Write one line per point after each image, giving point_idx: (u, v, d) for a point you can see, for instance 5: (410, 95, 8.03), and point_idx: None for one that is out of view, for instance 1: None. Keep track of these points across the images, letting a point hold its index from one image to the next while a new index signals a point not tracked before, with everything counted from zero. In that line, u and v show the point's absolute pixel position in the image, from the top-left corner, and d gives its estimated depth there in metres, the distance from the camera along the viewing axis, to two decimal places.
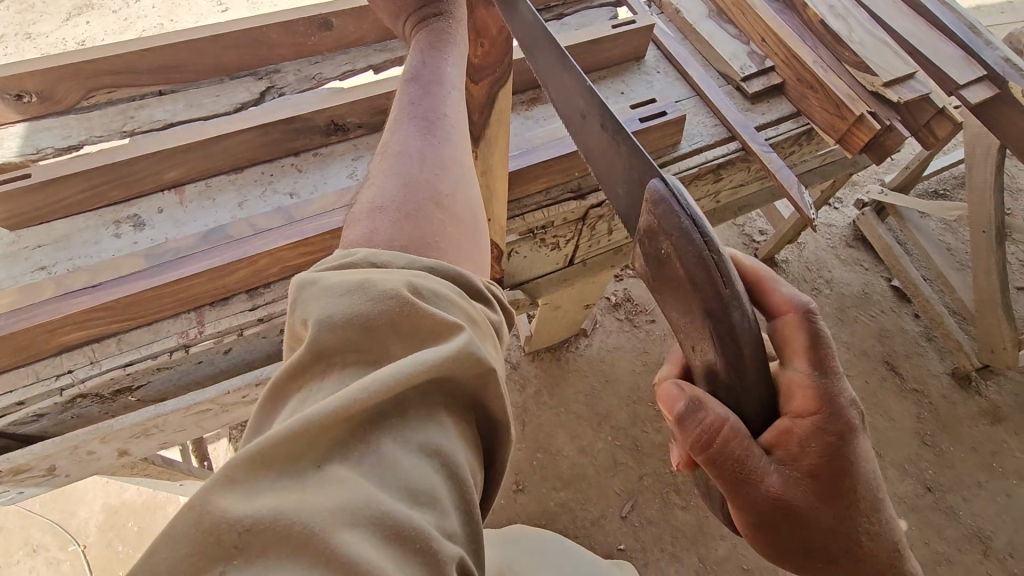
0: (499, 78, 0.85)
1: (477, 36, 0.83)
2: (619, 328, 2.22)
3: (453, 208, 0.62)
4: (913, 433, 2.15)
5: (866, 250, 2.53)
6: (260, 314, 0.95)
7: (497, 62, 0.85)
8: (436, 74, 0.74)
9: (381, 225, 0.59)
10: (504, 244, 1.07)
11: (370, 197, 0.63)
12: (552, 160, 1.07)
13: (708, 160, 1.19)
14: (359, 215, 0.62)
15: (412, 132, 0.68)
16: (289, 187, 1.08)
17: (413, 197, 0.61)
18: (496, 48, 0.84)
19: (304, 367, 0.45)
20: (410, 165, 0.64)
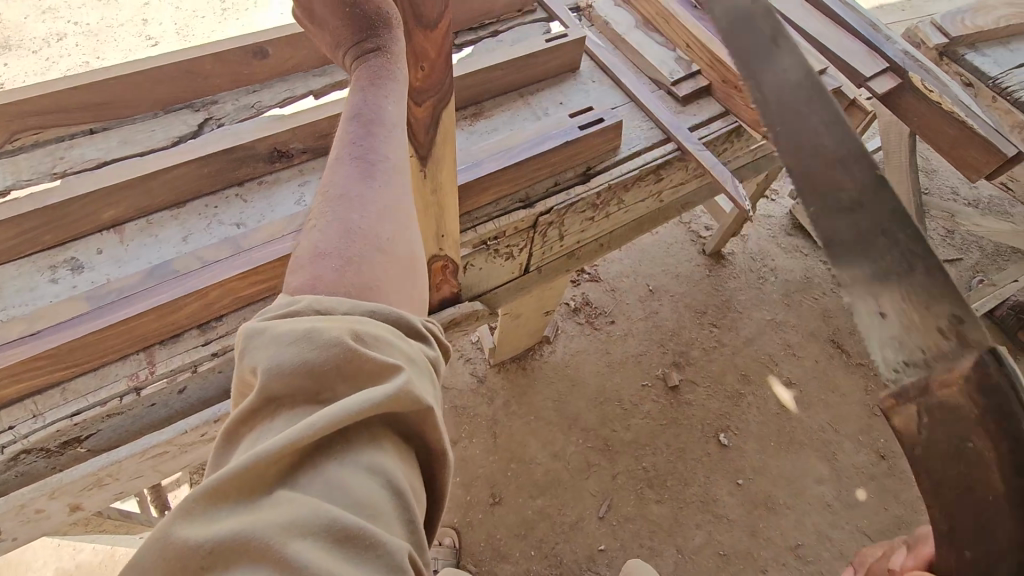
0: (443, 100, 0.85)
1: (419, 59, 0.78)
2: (580, 332, 2.26)
3: (395, 249, 0.62)
4: (864, 405, 2.27)
5: (803, 237, 2.67)
6: (213, 348, 0.93)
7: (439, 85, 0.83)
8: (378, 111, 0.68)
9: (327, 269, 0.58)
10: (458, 257, 1.10)
11: (310, 241, 0.62)
12: (500, 170, 1.10)
13: (648, 161, 1.27)
14: (300, 258, 0.61)
15: (353, 177, 0.65)
16: (235, 217, 1.06)
17: (356, 241, 0.61)
18: (436, 71, 0.81)
19: (255, 413, 0.45)
20: (351, 212, 0.63)
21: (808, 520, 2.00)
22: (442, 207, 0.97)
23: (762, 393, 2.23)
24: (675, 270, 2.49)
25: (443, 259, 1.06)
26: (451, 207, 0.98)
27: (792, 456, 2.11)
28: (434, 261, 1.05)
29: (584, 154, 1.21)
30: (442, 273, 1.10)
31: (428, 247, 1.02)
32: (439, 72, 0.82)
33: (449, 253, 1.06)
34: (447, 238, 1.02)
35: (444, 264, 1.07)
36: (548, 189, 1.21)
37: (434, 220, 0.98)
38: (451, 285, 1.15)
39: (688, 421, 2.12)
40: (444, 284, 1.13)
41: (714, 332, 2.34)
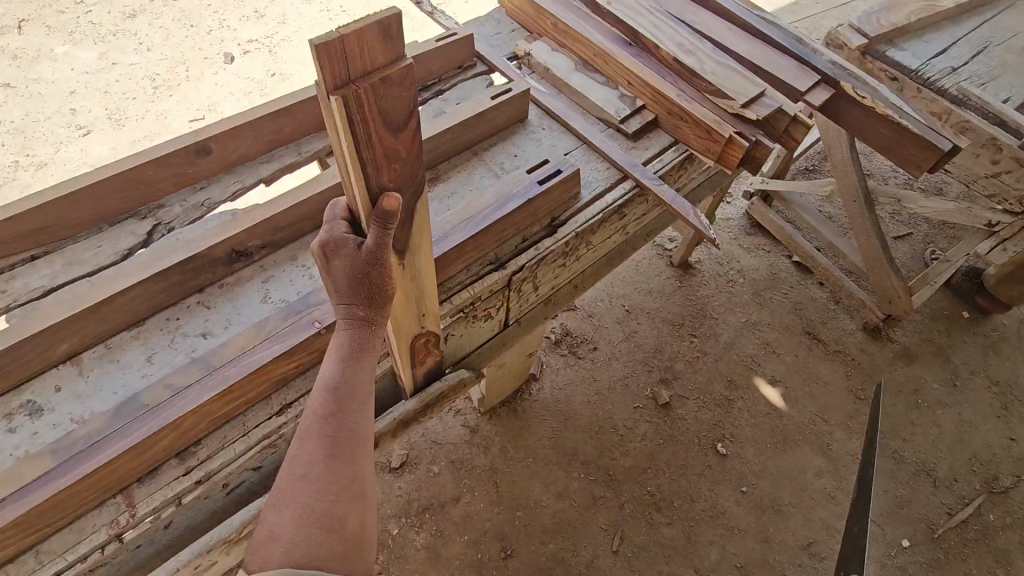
0: (415, 194, 0.77)
1: (389, 162, 0.69)
2: (565, 364, 2.26)
3: (348, 528, 0.68)
4: (848, 391, 2.32)
5: (762, 235, 2.75)
6: (197, 476, 0.88)
7: (411, 175, 0.74)
8: (353, 388, 0.76)
9: (278, 553, 0.64)
10: (439, 327, 1.07)
11: (269, 518, 0.68)
12: (468, 239, 1.09)
13: (610, 203, 1.28)
14: (259, 536, 0.67)
15: (317, 455, 0.71)
16: (200, 327, 1.02)
17: (313, 525, 0.66)
18: (408, 166, 0.73)
19: None
20: (311, 494, 0.68)
21: (816, 516, 2.02)
22: (421, 291, 0.94)
23: (750, 396, 2.26)
24: (648, 286, 2.52)
25: (424, 337, 1.04)
26: (428, 285, 0.95)
27: (789, 454, 2.14)
28: (417, 339, 1.03)
29: (547, 206, 1.21)
30: (426, 349, 1.08)
31: (410, 329, 0.99)
32: (412, 169, 0.73)
33: (430, 329, 1.04)
34: (427, 316, 1.00)
35: (425, 341, 1.05)
36: (517, 246, 1.20)
37: (414, 306, 0.95)
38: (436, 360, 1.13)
39: (684, 436, 2.13)
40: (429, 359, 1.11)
41: (695, 342, 2.37)
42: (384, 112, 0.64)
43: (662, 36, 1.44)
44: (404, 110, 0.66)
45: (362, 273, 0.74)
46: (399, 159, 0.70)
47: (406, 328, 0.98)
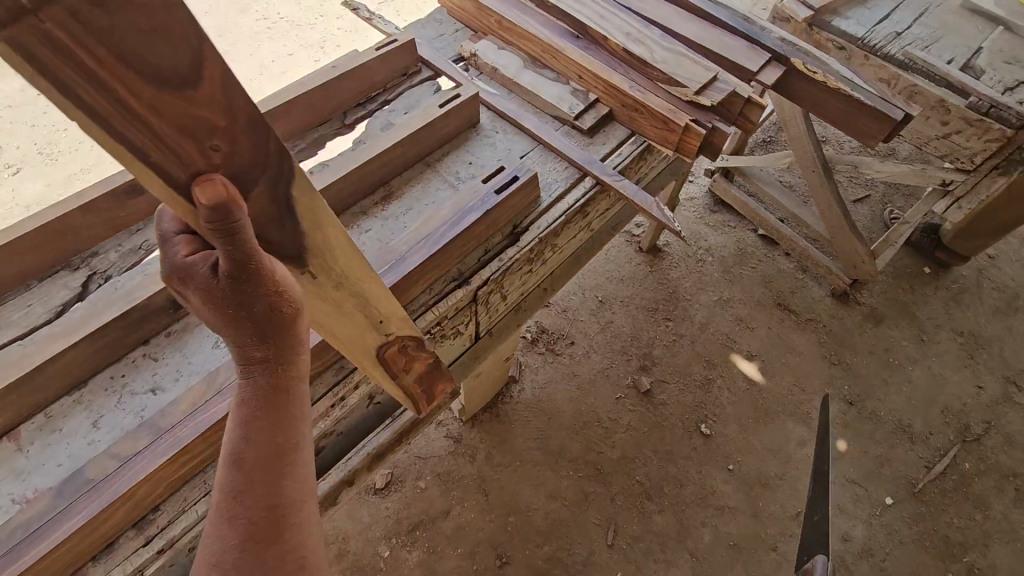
0: (268, 167, 0.57)
1: (195, 133, 0.49)
2: (544, 362, 2.23)
3: None
4: (822, 358, 2.36)
5: (726, 211, 2.76)
6: (160, 544, 0.83)
7: (247, 142, 0.53)
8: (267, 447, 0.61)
9: None
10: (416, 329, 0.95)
11: None
12: (427, 259, 1.04)
13: (571, 204, 1.25)
14: None
15: (230, 541, 0.58)
16: (149, 382, 0.96)
17: None
18: (238, 133, 0.52)
19: None
20: None
21: (802, 485, 2.05)
22: (367, 294, 0.81)
23: (729, 374, 2.27)
24: (620, 274, 2.51)
25: (398, 347, 0.93)
26: (371, 282, 0.81)
27: (771, 427, 2.16)
28: (388, 349, 0.92)
29: (507, 214, 1.17)
30: (413, 364, 0.99)
31: (375, 341, 0.89)
32: (251, 143, 0.54)
33: (402, 335, 0.93)
34: (387, 319, 0.88)
35: (404, 351, 0.95)
36: (479, 259, 1.16)
37: (361, 314, 0.83)
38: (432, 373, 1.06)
39: (668, 422, 2.13)
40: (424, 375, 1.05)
41: (670, 326, 2.38)
42: (161, 74, 0.44)
43: (610, 26, 1.40)
44: (183, 53, 0.45)
45: (233, 307, 0.56)
46: (221, 132, 0.51)
47: (365, 342, 0.88)
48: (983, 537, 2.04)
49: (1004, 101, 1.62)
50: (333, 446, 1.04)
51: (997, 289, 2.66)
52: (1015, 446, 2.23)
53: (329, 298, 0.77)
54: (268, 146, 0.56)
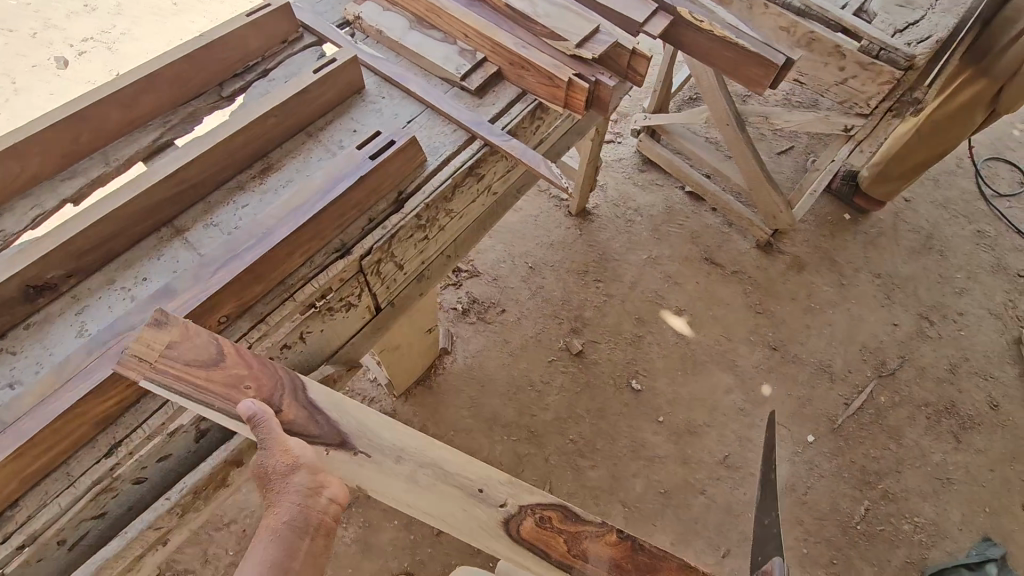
0: (287, 390, 0.88)
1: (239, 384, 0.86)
2: (476, 332, 2.25)
3: None
4: (747, 308, 2.43)
5: (655, 170, 2.78)
6: (17, 540, 0.81)
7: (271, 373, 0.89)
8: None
9: None
10: (553, 502, 0.86)
11: None
12: (299, 229, 1.02)
13: (459, 166, 1.23)
14: None
15: None
16: (6, 377, 0.91)
17: None
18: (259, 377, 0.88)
19: None
20: None
21: (729, 430, 2.14)
22: (438, 462, 0.88)
23: (658, 329, 2.33)
24: (550, 239, 2.52)
25: (534, 522, 0.84)
26: (440, 451, 0.89)
27: (699, 376, 2.24)
28: (517, 521, 0.84)
29: (388, 181, 1.14)
30: (582, 544, 0.83)
31: (491, 514, 0.85)
32: (270, 377, 0.88)
33: (524, 503, 0.86)
34: (488, 485, 0.87)
35: (543, 521, 0.85)
36: (363, 228, 1.13)
37: (449, 484, 0.86)
38: (637, 555, 0.83)
39: (600, 381, 2.18)
40: (629, 562, 0.82)
41: (600, 288, 2.40)
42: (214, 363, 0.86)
43: None
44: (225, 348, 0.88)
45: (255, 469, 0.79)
46: (249, 378, 0.87)
47: (483, 521, 0.84)
48: (896, 464, 2.17)
49: (894, 44, 1.64)
50: (217, 429, 1.00)
51: (912, 231, 2.77)
52: (926, 377, 2.37)
53: (394, 471, 0.86)
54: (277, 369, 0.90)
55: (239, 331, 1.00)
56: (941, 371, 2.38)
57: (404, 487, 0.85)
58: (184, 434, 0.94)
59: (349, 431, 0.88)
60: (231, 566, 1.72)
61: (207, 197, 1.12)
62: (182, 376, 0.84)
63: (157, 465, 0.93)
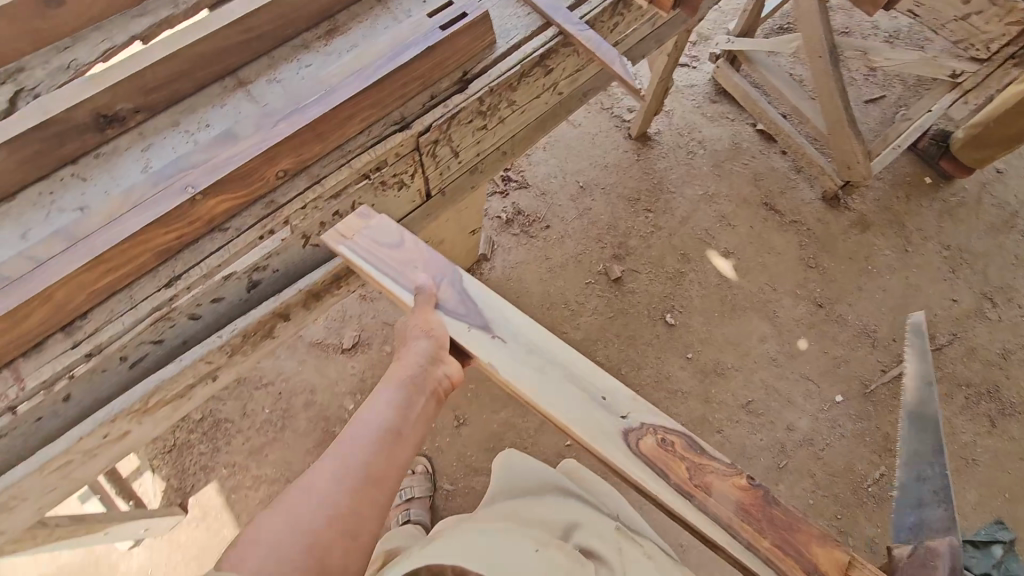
0: (446, 279, 1.03)
1: (410, 266, 1.03)
2: (517, 244, 2.25)
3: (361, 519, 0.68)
4: (799, 260, 2.33)
5: (727, 102, 2.62)
6: (85, 349, 0.87)
7: (436, 264, 1.04)
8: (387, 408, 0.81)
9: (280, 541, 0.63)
10: (679, 432, 0.94)
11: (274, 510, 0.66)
12: (361, 92, 1.00)
13: (529, 53, 1.17)
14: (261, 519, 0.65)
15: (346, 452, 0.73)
16: (77, 200, 0.95)
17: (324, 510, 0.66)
18: (428, 264, 1.04)
19: None
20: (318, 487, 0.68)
21: (756, 377, 2.12)
22: (571, 367, 0.98)
23: (701, 267, 2.27)
24: (604, 161, 2.44)
25: (655, 441, 0.92)
26: (573, 359, 0.99)
27: (736, 320, 2.20)
28: (636, 435, 0.92)
29: (455, 57, 1.10)
30: (706, 477, 0.89)
31: (612, 423, 0.92)
32: (435, 264, 1.04)
33: (647, 423, 0.94)
34: (611, 398, 0.96)
35: (662, 443, 0.91)
36: (424, 104, 1.10)
37: (578, 386, 0.96)
38: (769, 508, 0.86)
39: (634, 310, 2.17)
40: (756, 508, 0.86)
41: (650, 218, 2.34)
42: (385, 244, 1.04)
43: None
44: (401, 238, 1.06)
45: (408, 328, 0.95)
46: (418, 262, 1.04)
47: (605, 424, 0.91)
48: None
49: None
50: (270, 282, 1.04)
51: (997, 205, 2.56)
52: (974, 358, 2.26)
53: (529, 361, 0.96)
54: (439, 262, 1.06)
55: (294, 189, 1.00)
56: (992, 354, 2.27)
57: (537, 375, 0.94)
58: (237, 281, 0.98)
59: (487, 318, 1.00)
60: (266, 423, 1.86)
61: (272, 52, 1.10)
62: (369, 249, 1.02)
63: (212, 306, 0.97)
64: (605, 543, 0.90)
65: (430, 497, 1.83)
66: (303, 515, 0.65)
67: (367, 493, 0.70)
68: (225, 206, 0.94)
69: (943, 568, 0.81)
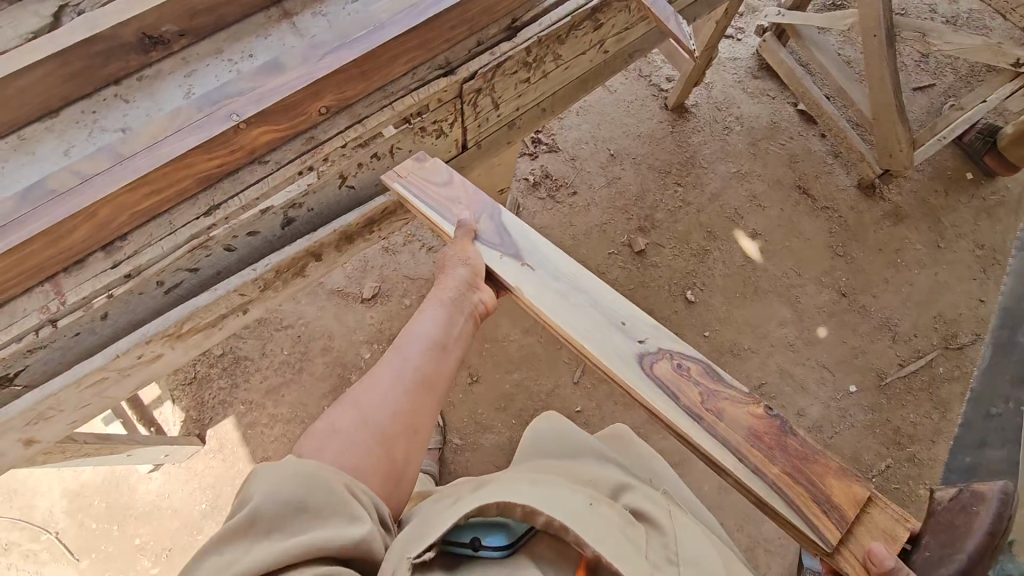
0: (485, 213, 1.09)
1: (454, 201, 1.09)
2: (543, 208, 2.23)
3: (402, 425, 0.86)
4: (827, 247, 2.29)
5: (770, 79, 2.55)
6: (125, 270, 0.88)
7: (477, 200, 1.10)
8: (424, 334, 0.95)
9: (337, 445, 0.81)
10: (695, 358, 0.96)
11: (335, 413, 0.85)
12: (410, 32, 0.97)
13: (581, 5, 1.13)
14: (325, 424, 0.84)
15: (390, 372, 0.90)
16: (119, 122, 0.94)
17: (370, 421, 0.84)
18: (470, 199, 1.10)
19: (241, 525, 0.66)
20: (367, 401, 0.86)
21: (772, 360, 2.11)
22: (595, 295, 1.01)
23: (727, 246, 2.24)
24: (637, 130, 2.40)
25: (670, 366, 0.95)
26: (597, 286, 1.03)
27: (757, 303, 2.18)
28: (652, 360, 0.95)
29: (506, 3, 1.06)
30: (719, 405, 0.91)
31: (629, 347, 0.96)
32: (476, 201, 1.10)
33: (663, 348, 0.97)
34: (632, 324, 0.99)
35: (679, 369, 0.95)
36: (469, 51, 1.08)
37: (599, 312, 0.99)
38: (784, 438, 0.89)
39: (655, 284, 2.16)
40: (766, 434, 0.89)
41: (680, 193, 2.30)
42: (433, 181, 1.09)
43: None
44: (448, 176, 1.11)
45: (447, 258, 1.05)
46: (461, 199, 1.09)
47: (620, 347, 0.96)
48: None
49: None
50: (305, 220, 1.04)
51: None
52: None
53: (554, 288, 1.01)
54: (481, 197, 1.11)
55: (336, 127, 0.99)
56: None
57: (560, 301, 0.99)
58: (273, 217, 0.98)
59: (520, 248, 1.07)
60: (284, 363, 1.89)
61: None
62: (419, 184, 1.08)
63: (246, 239, 0.98)
64: (654, 506, 0.93)
65: (440, 449, 1.86)
66: (370, 410, 0.85)
67: (418, 396, 0.89)
68: (267, 139, 0.93)
69: (984, 515, 0.88)
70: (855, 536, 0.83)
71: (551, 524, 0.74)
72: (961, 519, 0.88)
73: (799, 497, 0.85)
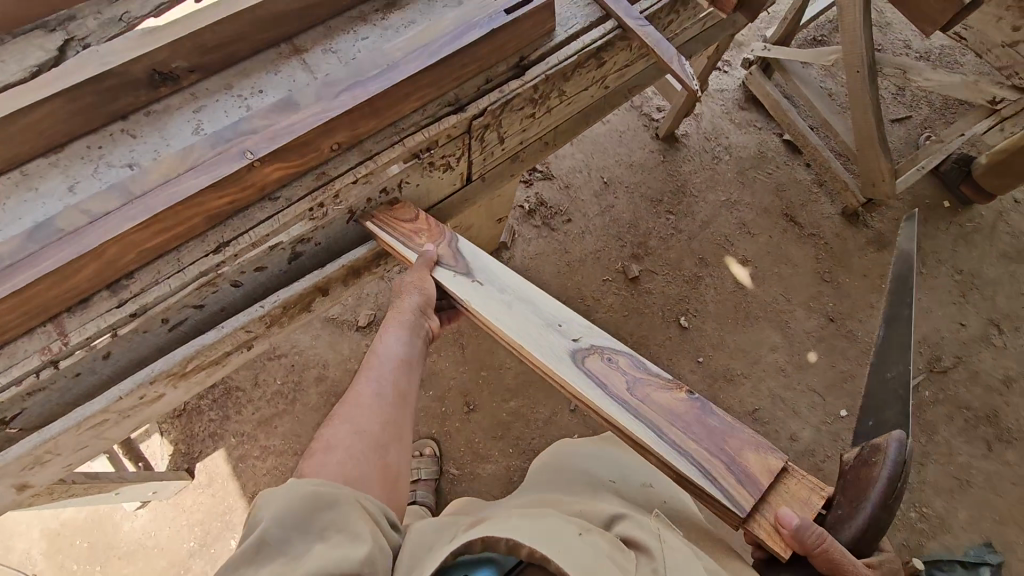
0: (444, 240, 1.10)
1: (416, 229, 1.08)
2: (538, 235, 2.25)
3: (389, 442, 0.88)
4: (814, 273, 2.34)
5: (756, 110, 2.63)
6: (130, 308, 0.86)
7: (436, 228, 1.10)
8: (393, 350, 0.96)
9: (334, 461, 0.82)
10: (616, 348, 0.97)
11: (327, 435, 0.86)
12: (421, 71, 0.98)
13: (587, 44, 1.15)
14: (318, 447, 0.85)
15: (371, 386, 0.92)
16: (126, 157, 0.92)
17: (360, 437, 0.85)
18: (432, 228, 1.10)
19: (251, 552, 0.66)
20: (360, 416, 0.88)
21: (764, 386, 2.13)
22: (537, 305, 1.01)
23: (718, 272, 2.28)
24: (629, 159, 2.45)
25: (600, 359, 0.95)
26: (538, 297, 1.03)
27: (749, 328, 2.21)
28: (584, 354, 0.95)
29: (515, 42, 1.08)
30: (646, 391, 0.91)
31: (563, 345, 0.96)
32: (437, 233, 1.10)
33: (593, 342, 0.97)
34: (565, 325, 0.99)
35: (608, 362, 0.94)
36: (478, 88, 1.09)
37: (535, 314, 1.00)
38: (704, 419, 0.88)
39: (648, 310, 2.17)
40: (691, 415, 0.88)
41: (671, 220, 2.34)
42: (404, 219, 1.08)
43: None
44: (412, 215, 1.10)
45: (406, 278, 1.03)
46: (424, 231, 1.08)
47: (551, 342, 0.96)
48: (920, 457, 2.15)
49: None
50: (311, 255, 1.04)
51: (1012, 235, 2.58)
52: (977, 383, 2.29)
53: (498, 300, 1.01)
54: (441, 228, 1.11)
55: (346, 162, 0.99)
56: (994, 380, 2.30)
57: (505, 310, 0.99)
58: (282, 252, 0.97)
59: (473, 268, 1.07)
60: (278, 393, 1.85)
61: (329, 22, 1.08)
62: (385, 221, 1.07)
63: (253, 274, 0.96)
64: (646, 533, 0.87)
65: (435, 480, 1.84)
66: (360, 422, 0.87)
67: (394, 407, 0.91)
68: (278, 175, 0.93)
69: (881, 463, 0.83)
70: (768, 501, 0.83)
71: (535, 554, 0.72)
72: (863, 473, 0.84)
73: (710, 462, 0.84)
